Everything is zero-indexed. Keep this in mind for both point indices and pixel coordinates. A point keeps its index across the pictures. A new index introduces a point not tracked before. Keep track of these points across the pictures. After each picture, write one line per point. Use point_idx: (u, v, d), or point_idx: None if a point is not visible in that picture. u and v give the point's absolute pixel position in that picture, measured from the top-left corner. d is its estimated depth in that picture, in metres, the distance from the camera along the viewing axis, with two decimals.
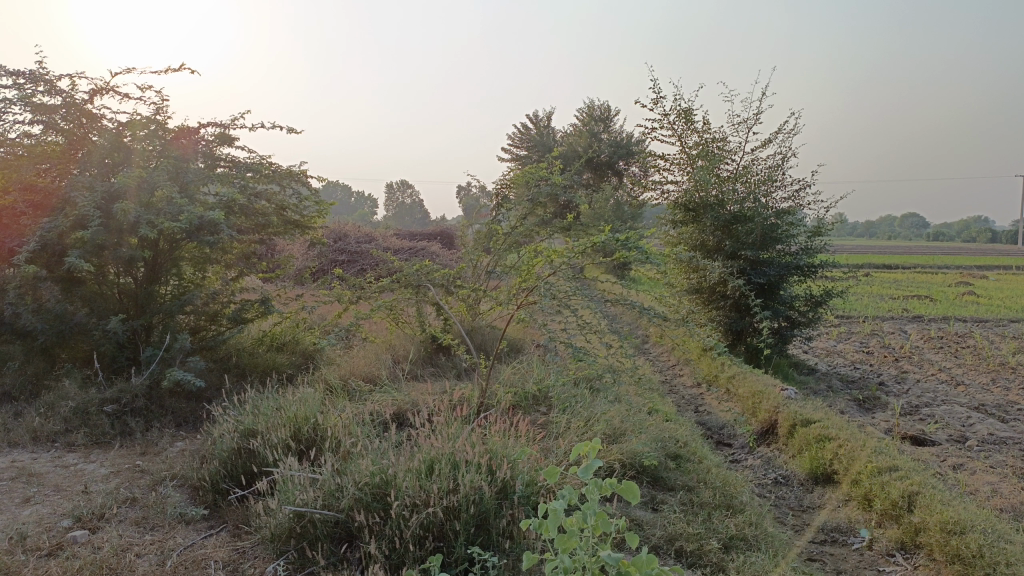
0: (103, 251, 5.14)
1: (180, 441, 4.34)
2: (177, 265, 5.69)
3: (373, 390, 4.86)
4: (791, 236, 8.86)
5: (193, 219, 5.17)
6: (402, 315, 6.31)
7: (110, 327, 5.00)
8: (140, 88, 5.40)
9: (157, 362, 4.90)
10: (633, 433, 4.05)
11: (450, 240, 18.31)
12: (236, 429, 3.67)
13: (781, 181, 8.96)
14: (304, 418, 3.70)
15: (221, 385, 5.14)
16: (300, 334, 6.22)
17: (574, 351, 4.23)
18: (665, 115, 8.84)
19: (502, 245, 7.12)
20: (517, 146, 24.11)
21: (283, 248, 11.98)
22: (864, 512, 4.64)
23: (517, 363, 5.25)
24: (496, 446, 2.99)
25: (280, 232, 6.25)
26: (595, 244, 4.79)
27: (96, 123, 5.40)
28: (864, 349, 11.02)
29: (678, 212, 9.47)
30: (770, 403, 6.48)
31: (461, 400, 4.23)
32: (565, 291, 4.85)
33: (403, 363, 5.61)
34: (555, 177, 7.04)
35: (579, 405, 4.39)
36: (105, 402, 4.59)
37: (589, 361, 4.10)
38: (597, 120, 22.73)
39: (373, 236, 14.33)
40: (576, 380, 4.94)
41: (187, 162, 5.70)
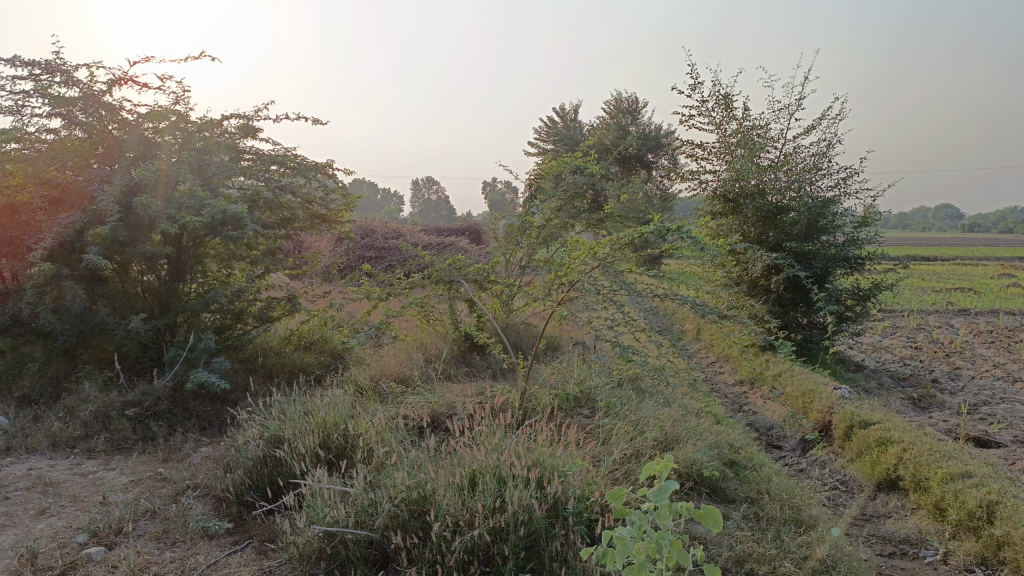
0: (123, 248, 4.93)
1: (204, 447, 4.11)
2: (201, 261, 5.47)
3: (405, 392, 4.60)
4: (837, 227, 8.48)
5: (216, 213, 4.93)
6: (434, 312, 6.05)
7: (132, 326, 4.79)
8: (160, 77, 5.19)
9: (181, 363, 4.69)
10: (687, 439, 3.74)
11: (477, 235, 18.08)
12: (261, 436, 3.43)
13: (827, 169, 8.57)
14: (333, 423, 3.44)
15: (247, 386, 4.92)
16: (328, 332, 5.99)
17: (622, 351, 3.93)
18: (704, 101, 8.49)
19: (538, 239, 6.84)
20: (543, 140, 23.78)
21: (309, 245, 11.79)
22: (935, 522, 4.29)
23: (557, 362, 4.97)
24: (545, 457, 2.71)
25: (307, 226, 6.01)
26: (642, 235, 4.47)
27: (116, 115, 5.20)
28: (911, 344, 10.58)
29: (717, 203, 9.19)
30: (822, 404, 6.14)
31: (501, 404, 3.96)
32: (609, 286, 4.55)
33: (436, 363, 5.34)
34: (593, 167, 6.73)
35: (626, 408, 4.10)
36: (126, 406, 4.38)
37: (642, 361, 3.78)
38: (626, 112, 22.34)
39: (400, 232, 14.15)
40: (620, 381, 4.65)
41: (210, 155, 5.47)
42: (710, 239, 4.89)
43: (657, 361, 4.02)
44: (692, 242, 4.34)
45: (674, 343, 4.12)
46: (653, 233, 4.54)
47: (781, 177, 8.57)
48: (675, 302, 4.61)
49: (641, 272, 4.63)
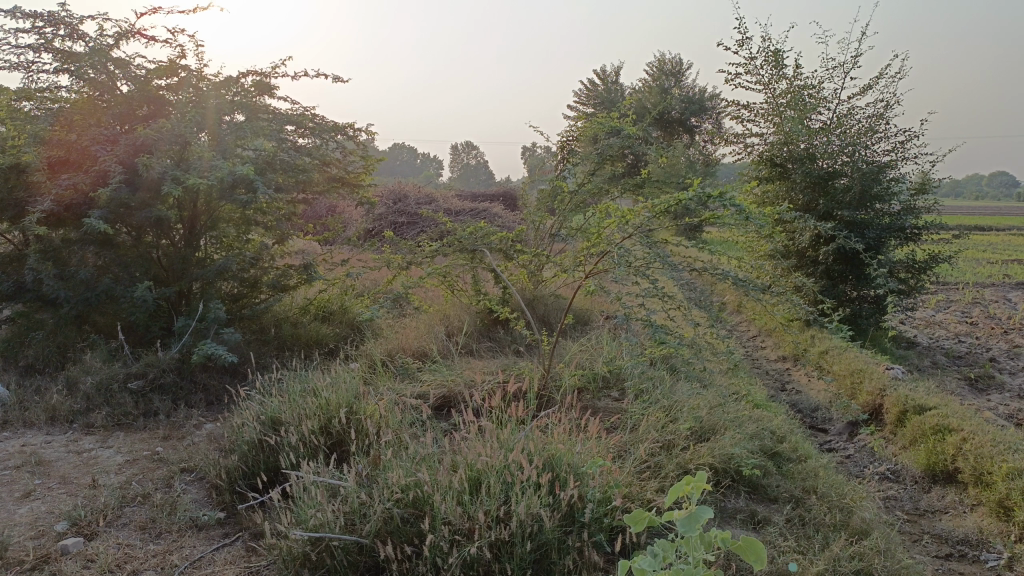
0: (130, 212, 4.70)
1: (208, 425, 3.87)
2: (215, 226, 5.22)
3: (421, 368, 4.32)
4: (893, 195, 8.01)
5: (223, 176, 4.66)
6: (458, 281, 5.73)
7: (138, 294, 4.55)
8: (169, 31, 4.90)
9: (189, 334, 4.45)
10: (725, 429, 3.39)
11: (512, 201, 17.73)
12: (258, 418, 3.17)
13: (884, 132, 8.03)
14: (336, 406, 3.16)
15: (258, 358, 4.68)
16: (348, 302, 5.74)
17: (656, 331, 3.57)
18: (752, 59, 7.96)
19: (570, 206, 6.46)
20: (581, 103, 23.12)
21: (338, 209, 11.53)
22: (998, 523, 3.90)
23: (585, 339, 4.63)
24: (563, 455, 2.40)
25: (326, 190, 5.71)
26: (684, 201, 4.08)
27: (123, 70, 4.91)
28: (967, 320, 10.01)
29: (764, 168, 8.73)
30: (873, 385, 5.74)
31: (521, 386, 3.65)
32: (643, 258, 4.17)
33: (457, 337, 5.04)
34: (631, 129, 6.30)
35: (659, 393, 3.76)
36: (130, 379, 4.16)
37: (680, 343, 3.39)
38: (668, 74, 21.60)
39: (433, 197, 13.83)
40: (653, 360, 4.31)
41: (224, 115, 5.11)
42: (758, 208, 4.47)
43: (695, 341, 3.66)
44: (743, 211, 3.91)
45: (713, 322, 3.75)
46: (692, 201, 4.14)
47: (833, 141, 8.07)
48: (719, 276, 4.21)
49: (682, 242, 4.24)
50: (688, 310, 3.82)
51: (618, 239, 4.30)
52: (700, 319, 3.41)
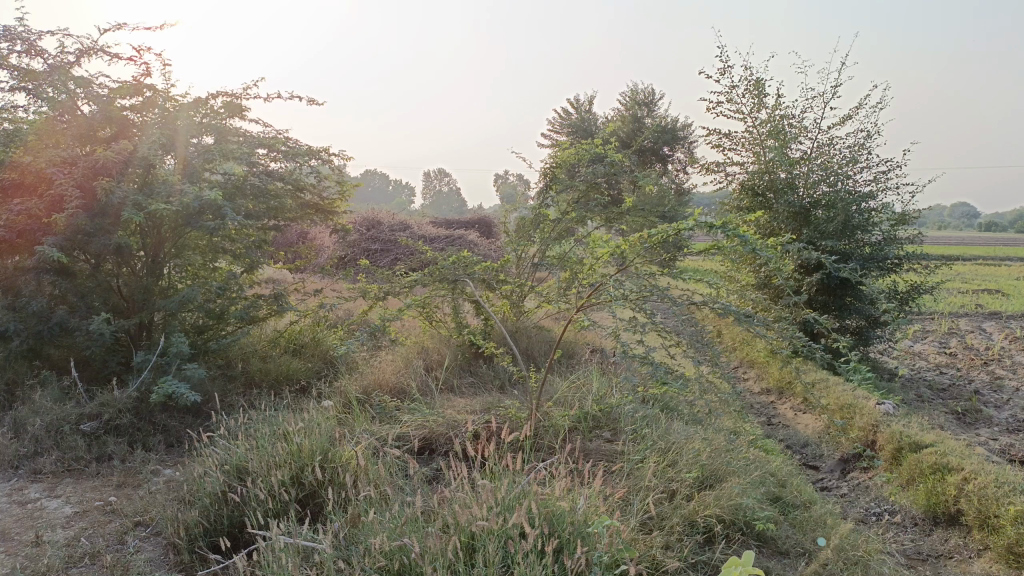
0: (88, 239, 4.39)
1: (167, 471, 3.56)
2: (180, 255, 4.93)
3: (400, 407, 4.05)
4: (875, 225, 7.94)
5: (188, 201, 4.37)
6: (437, 313, 5.48)
7: (94, 326, 4.24)
8: (134, 48, 4.64)
9: (149, 370, 4.14)
10: (729, 475, 3.17)
11: (487, 229, 17.57)
12: (224, 467, 2.89)
13: (866, 162, 7.98)
14: (309, 454, 2.89)
15: (224, 395, 4.38)
16: (321, 334, 5.46)
17: (655, 370, 3.34)
18: (734, 87, 7.89)
19: (553, 235, 6.24)
20: (555, 132, 23.13)
21: (310, 236, 11.24)
22: (1008, 570, 3.71)
23: (573, 375, 4.41)
24: (565, 513, 2.16)
25: (298, 217, 5.45)
26: (682, 231, 3.88)
27: (84, 89, 4.63)
28: (946, 351, 9.96)
29: (745, 197, 8.66)
30: (865, 421, 5.58)
31: (509, 430, 3.40)
32: (636, 290, 3.96)
33: (437, 372, 4.79)
34: (615, 156, 6.12)
35: (655, 435, 3.53)
36: (84, 419, 3.84)
37: (682, 383, 3.17)
38: (641, 104, 21.67)
39: (407, 224, 13.62)
40: (645, 398, 4.09)
41: (192, 137, 4.83)
42: (755, 239, 4.29)
43: (695, 380, 3.45)
44: (745, 242, 3.72)
45: (713, 358, 3.53)
46: (687, 230, 3.95)
47: (816, 171, 8.00)
48: (717, 309, 4.00)
49: (679, 274, 4.03)
50: (687, 347, 3.60)
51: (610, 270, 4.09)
52: (704, 358, 3.19)
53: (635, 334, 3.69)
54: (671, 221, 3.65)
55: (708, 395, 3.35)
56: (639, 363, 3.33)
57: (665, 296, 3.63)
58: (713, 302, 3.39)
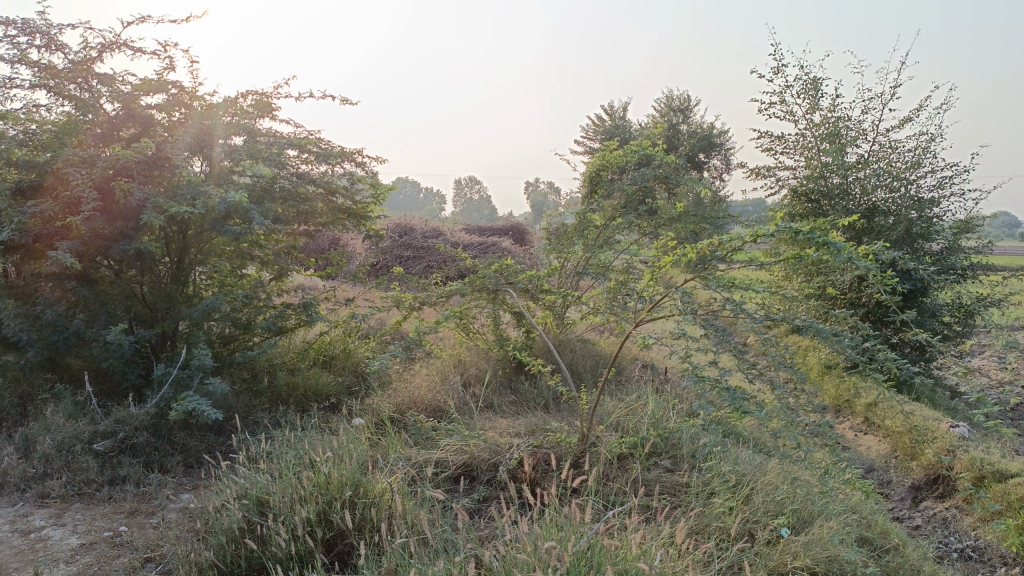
0: (107, 244, 4.12)
1: (184, 497, 3.24)
2: (205, 261, 4.65)
3: (436, 428, 3.71)
4: (938, 234, 7.48)
5: (212, 204, 4.08)
6: (474, 324, 5.15)
7: (111, 336, 3.95)
8: (158, 41, 4.37)
9: (169, 384, 3.86)
10: (811, 517, 2.80)
11: (520, 236, 17.29)
12: (243, 502, 2.57)
13: (931, 166, 7.52)
14: (339, 487, 2.57)
15: (248, 412, 4.08)
16: (351, 345, 5.15)
17: (730, 396, 2.97)
18: (789, 87, 7.46)
19: (597, 241, 5.86)
20: (588, 138, 22.76)
21: (340, 242, 11.03)
22: None
23: (625, 396, 4.03)
24: (642, 574, 1.83)
25: (329, 222, 5.14)
26: (762, 237, 3.49)
27: (107, 86, 4.37)
28: (1007, 366, 9.41)
29: (796, 203, 8.22)
30: (937, 446, 5.12)
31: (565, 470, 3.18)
32: (707, 302, 3.56)
33: (475, 388, 4.45)
34: (667, 159, 5.74)
35: (721, 467, 3.16)
36: (98, 437, 3.55)
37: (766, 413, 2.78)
38: (676, 110, 21.19)
39: (439, 231, 13.36)
40: (703, 422, 3.70)
41: (219, 137, 4.54)
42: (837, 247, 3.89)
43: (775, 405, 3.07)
44: (837, 250, 3.31)
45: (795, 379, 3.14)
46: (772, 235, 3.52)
47: (875, 176, 7.55)
48: (797, 324, 3.60)
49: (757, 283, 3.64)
50: (763, 369, 3.22)
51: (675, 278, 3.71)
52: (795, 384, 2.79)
53: (706, 353, 3.31)
54: (750, 226, 3.26)
55: (793, 425, 2.97)
56: (713, 388, 2.95)
57: (740, 310, 3.25)
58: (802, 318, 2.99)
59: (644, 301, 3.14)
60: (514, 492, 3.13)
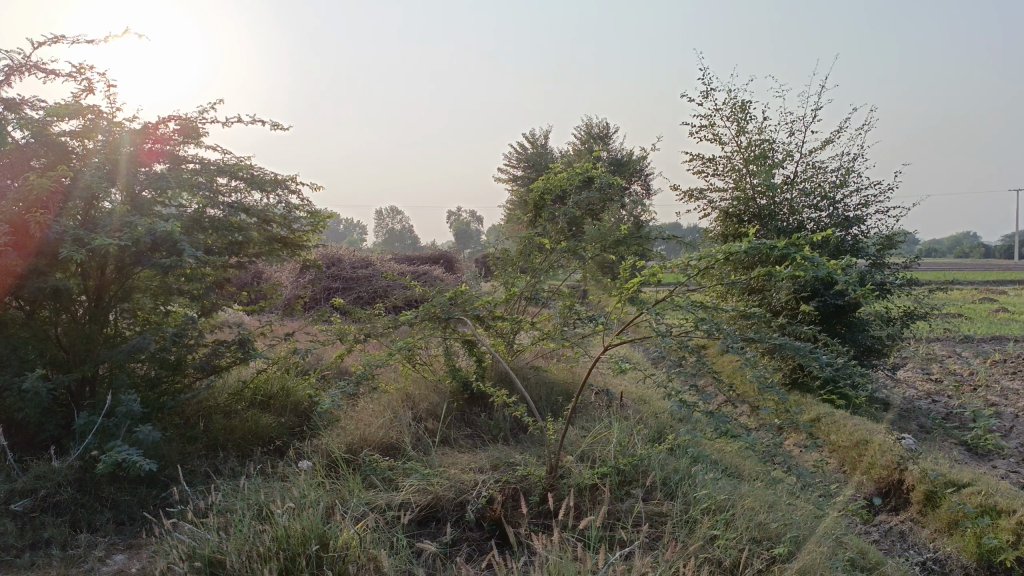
0: (20, 282, 3.75)
1: (118, 560, 2.92)
2: (131, 299, 4.32)
3: (393, 468, 3.48)
4: (865, 250, 7.69)
5: (140, 235, 3.77)
6: (422, 355, 4.94)
7: (26, 384, 3.58)
8: (73, 62, 4.05)
9: (95, 433, 3.51)
10: (795, 543, 2.72)
11: (449, 263, 17.13)
12: (192, 564, 2.30)
13: (857, 184, 7.75)
14: (302, 541, 2.33)
15: (184, 460, 3.76)
16: (291, 383, 4.86)
17: (714, 422, 2.84)
18: (720, 110, 7.57)
19: (542, 266, 5.74)
20: (512, 165, 22.82)
21: (265, 276, 10.63)
22: None
23: (588, 425, 3.89)
24: None
25: (265, 252, 4.86)
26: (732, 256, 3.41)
27: (15, 112, 4.02)
28: (930, 375, 9.72)
29: (728, 224, 8.33)
30: (886, 458, 5.16)
31: (532, 513, 3.07)
32: (676, 324, 3.45)
33: (429, 423, 4.24)
34: (610, 181, 5.69)
35: (697, 496, 3.07)
36: (14, 498, 3.18)
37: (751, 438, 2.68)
38: (598, 137, 21.49)
39: (368, 261, 13.09)
40: (672, 448, 3.59)
41: (143, 164, 4.23)
42: (800, 265, 3.85)
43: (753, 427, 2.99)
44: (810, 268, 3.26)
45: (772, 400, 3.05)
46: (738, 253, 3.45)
47: (804, 196, 7.73)
48: (764, 343, 3.53)
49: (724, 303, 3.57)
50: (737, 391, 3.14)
51: (641, 299, 3.60)
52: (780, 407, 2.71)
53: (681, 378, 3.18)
54: (724, 244, 3.18)
55: (772, 447, 2.90)
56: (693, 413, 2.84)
57: (713, 331, 3.15)
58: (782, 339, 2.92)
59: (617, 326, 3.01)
60: (484, 536, 2.96)
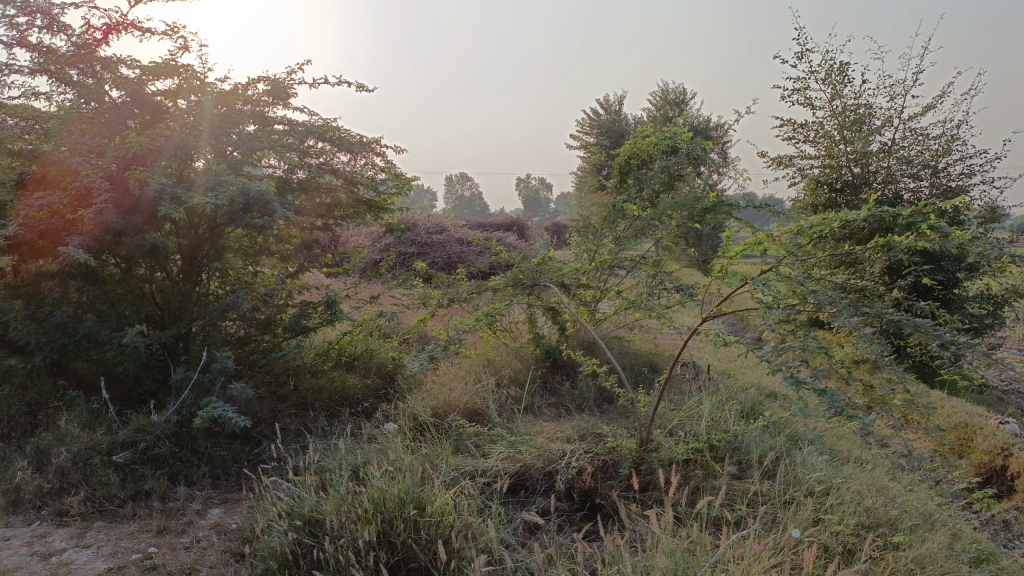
0: (119, 240, 3.83)
1: (214, 513, 2.99)
2: (222, 258, 4.39)
3: (480, 434, 3.46)
4: (967, 224, 7.27)
5: (234, 194, 3.81)
6: (504, 321, 4.89)
7: (125, 339, 3.67)
8: (169, 22, 4.08)
9: (191, 389, 3.59)
10: (907, 531, 2.59)
11: (520, 231, 17.06)
12: (291, 522, 2.31)
13: (962, 152, 7.30)
14: (398, 505, 2.32)
15: (274, 418, 3.82)
16: (374, 345, 4.88)
17: (828, 400, 2.66)
18: (815, 72, 7.20)
19: (625, 234, 5.60)
20: (585, 132, 22.48)
21: (342, 240, 10.75)
22: None
23: (677, 398, 3.78)
24: None
25: (350, 215, 4.86)
26: (846, 224, 3.24)
27: (112, 72, 4.09)
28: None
29: (819, 193, 7.97)
30: (988, 443, 4.89)
31: (623, 485, 3.00)
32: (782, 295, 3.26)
33: (512, 389, 4.20)
34: (699, 147, 5.48)
35: (797, 477, 2.95)
36: (116, 449, 3.28)
37: (871, 419, 2.52)
38: (674, 103, 20.94)
39: (441, 227, 13.11)
40: (767, 425, 3.45)
41: (235, 125, 4.26)
42: (916, 236, 3.63)
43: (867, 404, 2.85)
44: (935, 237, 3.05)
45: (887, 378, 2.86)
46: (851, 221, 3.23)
47: (903, 164, 7.35)
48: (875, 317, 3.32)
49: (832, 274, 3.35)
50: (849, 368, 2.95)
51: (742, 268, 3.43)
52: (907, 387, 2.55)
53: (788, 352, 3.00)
54: (840, 211, 3.01)
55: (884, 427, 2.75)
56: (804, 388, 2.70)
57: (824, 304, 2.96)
58: (907, 313, 2.72)
59: (723, 293, 2.86)
60: (574, 508, 2.91)
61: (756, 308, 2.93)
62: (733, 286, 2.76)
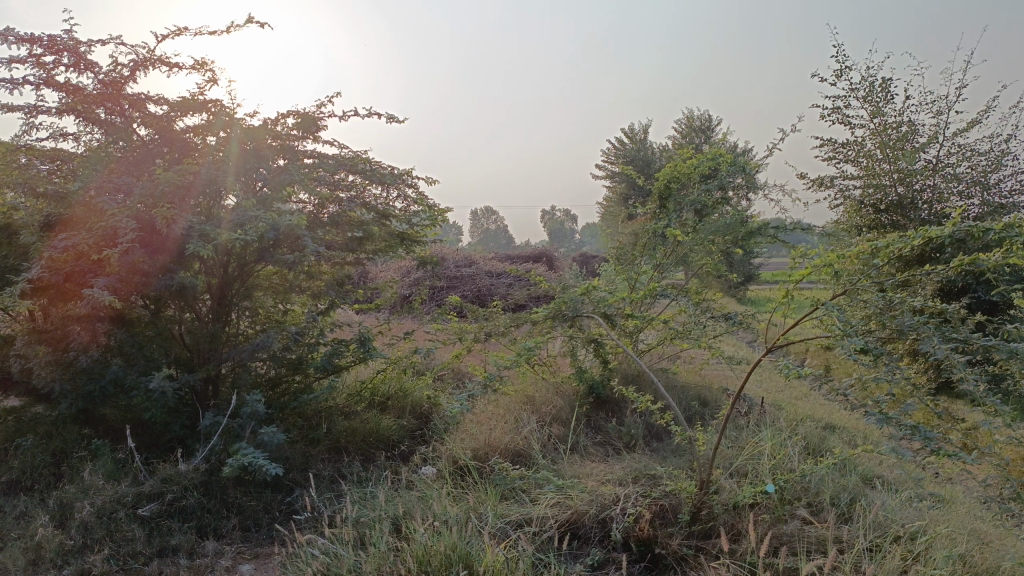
0: (147, 280, 3.71)
1: (245, 570, 2.79)
2: (252, 296, 4.25)
3: (525, 478, 3.23)
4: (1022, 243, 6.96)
5: (264, 230, 3.67)
6: (542, 355, 4.69)
7: (152, 384, 3.52)
8: (195, 56, 3.99)
9: (221, 435, 3.43)
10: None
11: (548, 262, 16.87)
12: None
13: (1013, 167, 7.01)
14: (445, 563, 2.11)
15: (307, 464, 3.64)
16: (407, 384, 4.70)
17: (920, 436, 2.38)
18: (855, 91, 6.98)
19: (665, 262, 5.38)
20: (611, 162, 22.34)
21: (370, 275, 10.62)
22: None
23: (734, 436, 3.53)
24: None
25: (381, 249, 4.71)
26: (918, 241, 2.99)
27: (140, 109, 3.98)
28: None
29: (862, 214, 7.70)
30: None
31: (686, 534, 2.76)
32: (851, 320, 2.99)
33: (555, 428, 3.98)
34: (741, 169, 5.26)
35: (878, 521, 2.69)
36: (143, 501, 3.11)
37: (972, 458, 2.24)
38: (700, 130, 20.76)
39: (470, 260, 12.96)
40: (836, 463, 3.20)
41: (264, 160, 4.14)
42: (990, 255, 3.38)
43: (959, 440, 2.57)
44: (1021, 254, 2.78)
45: (982, 412, 2.56)
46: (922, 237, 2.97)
47: (951, 182, 7.06)
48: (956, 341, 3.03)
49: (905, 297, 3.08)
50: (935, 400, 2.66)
51: (805, 295, 3.18)
52: (1009, 421, 2.28)
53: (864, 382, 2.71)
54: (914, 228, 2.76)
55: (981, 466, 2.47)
56: (891, 422, 2.43)
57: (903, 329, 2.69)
58: (1002, 338, 2.44)
59: (795, 319, 2.61)
60: (633, 560, 2.69)
61: (832, 335, 2.67)
62: (807, 311, 2.51)
